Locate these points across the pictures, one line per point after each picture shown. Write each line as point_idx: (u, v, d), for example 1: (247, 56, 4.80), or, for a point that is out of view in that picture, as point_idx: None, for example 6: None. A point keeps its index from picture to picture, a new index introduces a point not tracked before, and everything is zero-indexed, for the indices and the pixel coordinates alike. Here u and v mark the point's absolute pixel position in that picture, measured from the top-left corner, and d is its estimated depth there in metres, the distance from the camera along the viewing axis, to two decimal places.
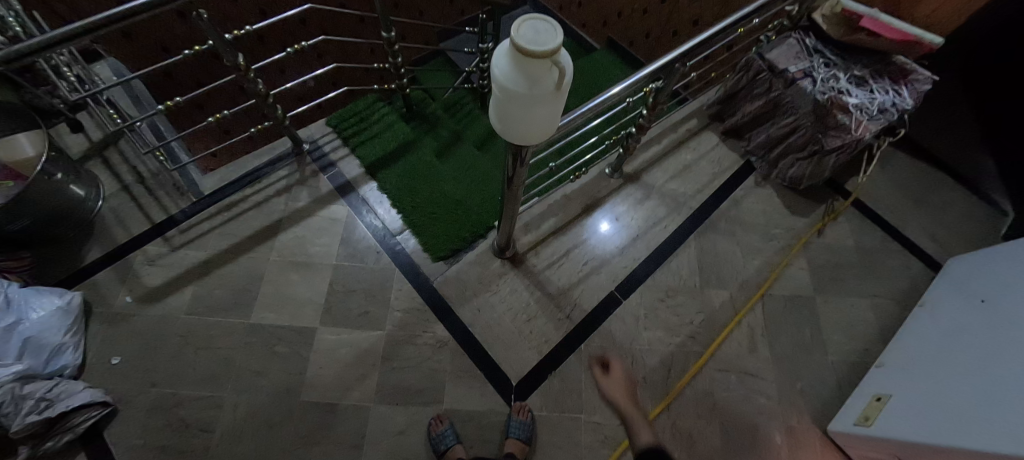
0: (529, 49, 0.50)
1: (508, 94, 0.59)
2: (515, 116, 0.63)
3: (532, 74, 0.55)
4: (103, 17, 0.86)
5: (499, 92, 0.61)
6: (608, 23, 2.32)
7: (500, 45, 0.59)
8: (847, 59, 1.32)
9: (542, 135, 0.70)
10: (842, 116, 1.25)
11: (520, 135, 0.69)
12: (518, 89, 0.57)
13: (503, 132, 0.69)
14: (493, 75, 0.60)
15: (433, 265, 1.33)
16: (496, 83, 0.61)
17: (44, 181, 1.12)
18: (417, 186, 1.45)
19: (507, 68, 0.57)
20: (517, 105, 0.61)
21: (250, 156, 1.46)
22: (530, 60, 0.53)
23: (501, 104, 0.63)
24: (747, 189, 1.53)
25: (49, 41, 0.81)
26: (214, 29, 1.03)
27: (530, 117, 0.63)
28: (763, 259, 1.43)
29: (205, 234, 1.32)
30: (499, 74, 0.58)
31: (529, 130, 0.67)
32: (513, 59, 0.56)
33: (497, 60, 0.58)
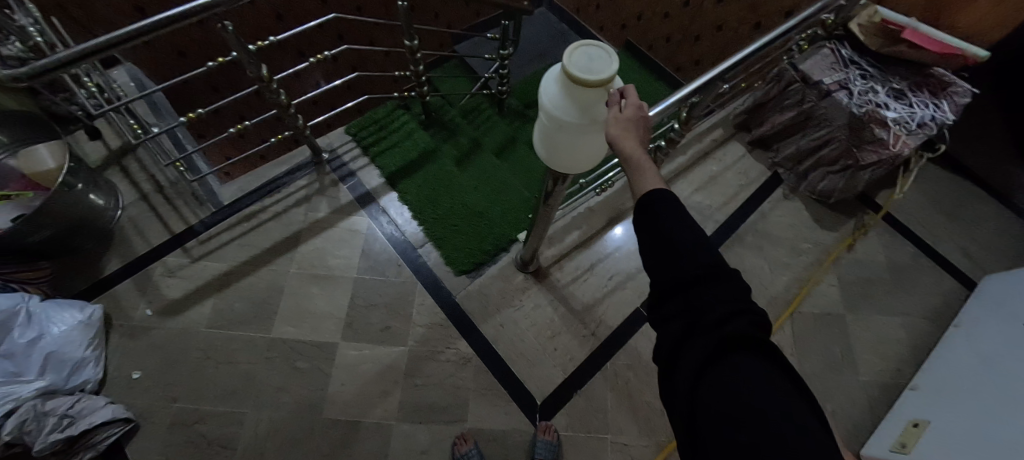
0: (580, 77, 0.47)
1: (555, 121, 0.57)
2: (561, 144, 0.61)
3: (584, 103, 0.53)
4: (128, 30, 0.83)
5: (546, 120, 0.58)
6: (626, 27, 2.26)
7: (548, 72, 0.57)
8: (884, 71, 1.28)
9: (587, 164, 0.67)
10: (878, 130, 1.22)
11: (565, 164, 0.66)
12: (566, 117, 0.55)
13: (547, 160, 0.67)
14: (541, 102, 0.58)
15: (456, 279, 1.30)
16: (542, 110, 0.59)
17: (65, 192, 1.11)
18: (438, 197, 1.42)
19: (557, 99, 0.54)
20: (564, 133, 0.58)
21: (269, 165, 1.43)
22: (580, 87, 0.51)
23: (547, 132, 0.61)
24: (775, 202, 1.49)
25: (74, 56, 0.80)
26: (238, 39, 0.99)
27: (580, 147, 0.61)
28: (792, 275, 1.39)
29: (224, 245, 1.31)
30: (546, 102, 0.56)
31: (574, 159, 0.64)
32: (561, 87, 0.53)
33: (544, 88, 0.55)
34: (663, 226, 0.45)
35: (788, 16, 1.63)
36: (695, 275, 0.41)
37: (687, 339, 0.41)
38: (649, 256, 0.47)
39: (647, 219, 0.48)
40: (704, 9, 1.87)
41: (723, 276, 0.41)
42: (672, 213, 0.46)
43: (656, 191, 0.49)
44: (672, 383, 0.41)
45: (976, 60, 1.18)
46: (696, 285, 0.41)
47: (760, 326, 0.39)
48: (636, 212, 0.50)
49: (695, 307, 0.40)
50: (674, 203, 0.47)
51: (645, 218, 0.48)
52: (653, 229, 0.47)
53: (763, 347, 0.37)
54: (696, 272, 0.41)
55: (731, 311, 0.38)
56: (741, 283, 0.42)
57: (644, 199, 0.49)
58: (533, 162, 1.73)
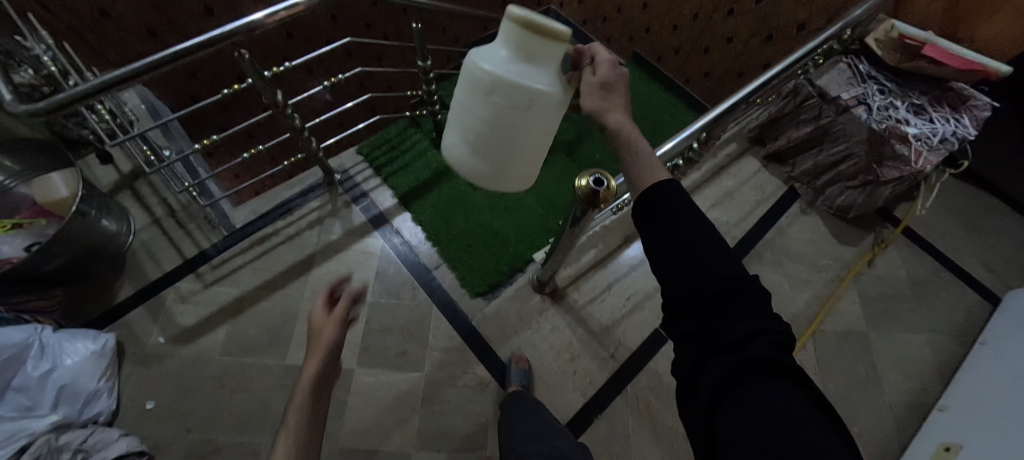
0: (544, 25, 0.56)
1: (518, 100, 0.63)
2: (519, 133, 0.68)
3: (536, 71, 0.62)
4: (145, 61, 0.82)
5: (503, 107, 0.65)
6: (634, 39, 2.25)
7: (476, 63, 0.64)
8: (904, 86, 1.26)
9: (531, 171, 0.76)
10: (899, 146, 1.20)
11: (507, 164, 0.72)
12: (534, 91, 0.62)
13: (489, 159, 0.72)
14: (490, 90, 0.64)
15: (472, 302, 1.29)
16: (491, 100, 0.65)
17: (79, 220, 1.09)
18: (452, 217, 1.41)
19: (510, 70, 0.62)
20: (528, 116, 0.65)
21: (281, 187, 1.43)
22: (543, 55, 0.61)
23: (500, 125, 0.67)
24: (792, 217, 1.47)
25: (92, 89, 0.78)
26: (255, 67, 0.98)
27: (528, 131, 0.68)
28: (813, 293, 1.36)
29: (237, 270, 1.29)
30: (503, 82, 0.62)
31: (527, 155, 0.72)
32: (518, 63, 0.62)
33: (491, 70, 0.62)
34: (680, 234, 0.46)
35: (801, 29, 1.62)
36: (716, 292, 0.42)
37: (708, 357, 0.41)
38: (663, 264, 0.47)
39: (655, 224, 0.48)
40: (714, 22, 1.86)
41: (744, 293, 0.42)
42: (685, 219, 0.46)
43: (667, 193, 0.49)
44: (692, 397, 0.42)
45: (998, 74, 1.15)
46: (716, 304, 0.42)
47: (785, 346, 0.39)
48: (641, 205, 0.51)
49: (714, 325, 0.41)
50: (688, 209, 0.47)
51: (658, 223, 0.48)
52: (661, 234, 0.47)
53: (785, 367, 0.37)
54: (718, 288, 0.42)
55: (752, 332, 0.39)
56: (762, 294, 0.42)
57: (655, 201, 0.49)
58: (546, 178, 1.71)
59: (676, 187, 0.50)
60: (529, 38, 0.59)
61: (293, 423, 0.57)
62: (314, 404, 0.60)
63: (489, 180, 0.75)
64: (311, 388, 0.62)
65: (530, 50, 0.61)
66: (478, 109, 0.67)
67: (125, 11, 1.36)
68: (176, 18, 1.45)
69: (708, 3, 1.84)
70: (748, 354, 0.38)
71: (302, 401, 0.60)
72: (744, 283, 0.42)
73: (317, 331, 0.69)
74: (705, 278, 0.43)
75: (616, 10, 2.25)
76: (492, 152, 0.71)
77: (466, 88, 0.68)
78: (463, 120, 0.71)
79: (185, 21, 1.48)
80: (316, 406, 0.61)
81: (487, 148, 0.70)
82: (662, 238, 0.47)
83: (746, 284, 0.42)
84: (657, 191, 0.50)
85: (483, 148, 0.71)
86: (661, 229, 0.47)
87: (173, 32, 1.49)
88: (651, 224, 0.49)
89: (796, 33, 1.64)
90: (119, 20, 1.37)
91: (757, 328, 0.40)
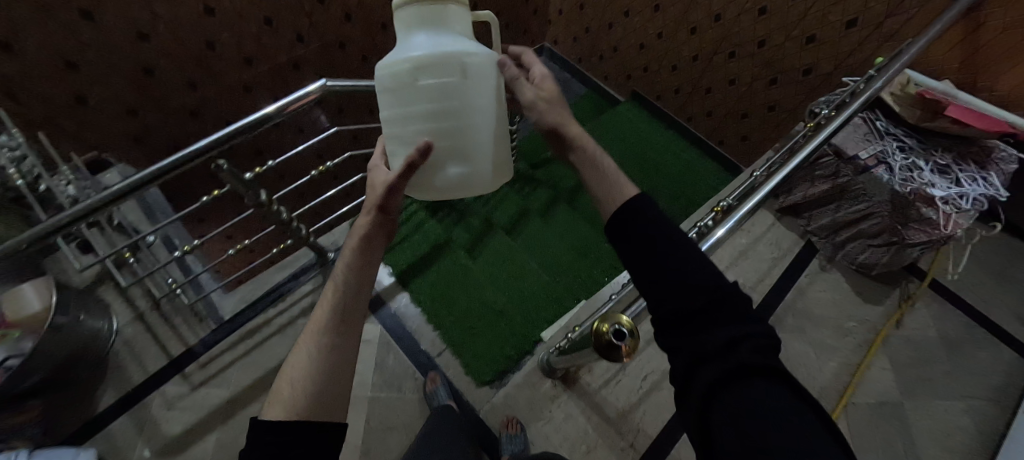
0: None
1: (453, 73, 0.62)
2: (469, 113, 0.65)
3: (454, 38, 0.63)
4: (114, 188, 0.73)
5: (441, 89, 0.62)
6: (632, 77, 2.20)
7: (388, 61, 0.63)
8: (926, 143, 1.19)
9: (504, 159, 0.72)
10: (926, 209, 1.13)
11: (476, 148, 0.67)
12: (465, 53, 0.62)
13: (457, 149, 0.66)
14: (418, 77, 0.61)
15: (478, 392, 1.22)
16: (424, 89, 0.62)
17: (59, 331, 1.01)
18: (454, 296, 1.34)
19: (432, 44, 0.61)
20: (471, 91, 0.64)
21: (271, 270, 1.36)
22: (454, 25, 0.63)
23: (445, 112, 0.63)
24: (812, 275, 1.40)
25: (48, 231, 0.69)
26: (234, 172, 0.91)
27: (478, 99, 0.65)
28: (840, 361, 1.28)
29: (226, 368, 1.22)
30: (430, 61, 0.61)
31: (490, 137, 0.68)
32: (435, 40, 0.62)
33: (409, 56, 0.60)
34: (669, 258, 0.59)
35: (808, 73, 1.54)
36: (707, 303, 0.55)
37: (700, 363, 0.52)
38: (654, 282, 0.60)
39: (645, 246, 0.62)
40: (715, 63, 1.80)
41: (730, 301, 0.56)
42: (671, 239, 0.61)
43: (648, 213, 0.64)
44: (687, 399, 0.52)
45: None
46: (707, 315, 0.55)
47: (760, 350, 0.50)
48: (621, 223, 0.65)
49: (707, 336, 0.53)
50: (671, 230, 0.62)
51: (652, 249, 0.61)
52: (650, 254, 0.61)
53: (768, 370, 0.48)
54: (708, 300, 0.55)
55: (737, 336, 0.51)
56: (736, 307, 0.55)
57: (643, 225, 0.63)
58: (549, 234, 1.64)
59: (651, 208, 0.65)
60: (433, 11, 0.61)
61: (319, 331, 0.57)
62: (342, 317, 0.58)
63: (462, 180, 0.68)
64: (338, 302, 0.59)
65: (438, 23, 0.62)
66: (416, 106, 0.63)
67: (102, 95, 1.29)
68: (158, 94, 1.39)
69: (708, 46, 1.78)
70: (735, 353, 0.50)
71: (330, 312, 0.58)
72: (726, 292, 0.56)
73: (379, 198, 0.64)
74: (699, 292, 0.56)
75: (613, 50, 2.21)
76: (450, 149, 0.66)
77: (390, 96, 0.64)
78: (400, 130, 0.66)
79: (169, 98, 1.42)
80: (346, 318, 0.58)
81: (443, 145, 0.65)
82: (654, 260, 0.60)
83: (728, 293, 0.56)
84: (640, 212, 0.64)
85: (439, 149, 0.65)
86: (652, 251, 0.61)
87: (157, 110, 1.42)
88: (635, 249, 0.62)
89: (802, 77, 1.56)
90: (97, 104, 1.30)
91: (742, 329, 0.52)
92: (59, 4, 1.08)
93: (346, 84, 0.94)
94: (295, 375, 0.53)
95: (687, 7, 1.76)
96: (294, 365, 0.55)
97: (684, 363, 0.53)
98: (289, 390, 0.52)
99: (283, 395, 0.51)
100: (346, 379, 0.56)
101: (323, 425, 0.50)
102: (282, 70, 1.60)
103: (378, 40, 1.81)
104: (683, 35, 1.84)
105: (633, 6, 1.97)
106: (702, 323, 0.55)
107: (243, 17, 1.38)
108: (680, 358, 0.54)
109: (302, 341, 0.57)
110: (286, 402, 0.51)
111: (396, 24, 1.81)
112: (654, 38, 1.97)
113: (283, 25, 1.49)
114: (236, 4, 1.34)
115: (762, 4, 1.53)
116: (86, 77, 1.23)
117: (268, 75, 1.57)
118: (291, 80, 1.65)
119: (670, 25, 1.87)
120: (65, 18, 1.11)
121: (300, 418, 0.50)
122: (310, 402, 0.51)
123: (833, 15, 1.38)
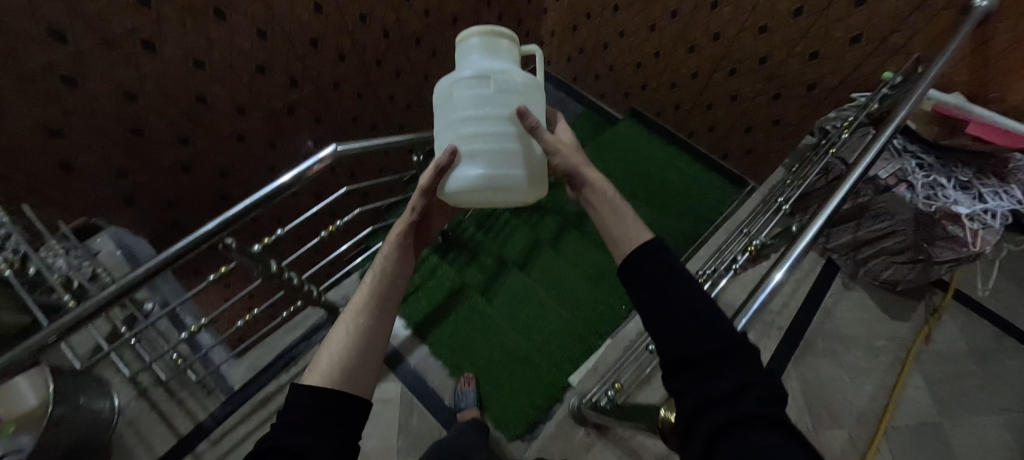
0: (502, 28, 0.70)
1: (499, 90, 0.69)
2: (501, 128, 0.70)
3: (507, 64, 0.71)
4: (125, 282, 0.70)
5: (477, 103, 0.69)
6: (630, 95, 2.21)
7: (441, 80, 0.72)
8: (946, 160, 1.16)
9: (536, 178, 0.74)
10: (953, 227, 1.10)
11: (510, 163, 0.71)
12: (513, 77, 0.69)
13: (493, 160, 0.70)
14: (459, 92, 0.69)
15: (509, 446, 1.16)
16: (463, 103, 0.69)
17: (63, 421, 0.93)
18: (476, 345, 1.31)
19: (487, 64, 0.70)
20: (505, 108, 0.69)
21: (281, 331, 1.36)
22: (502, 56, 0.71)
23: (478, 124, 0.69)
24: (837, 295, 1.38)
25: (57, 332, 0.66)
26: (244, 248, 0.87)
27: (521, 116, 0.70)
28: (876, 383, 1.25)
29: (242, 442, 1.16)
30: (483, 77, 0.69)
31: (524, 156, 0.72)
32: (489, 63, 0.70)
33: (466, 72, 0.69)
34: (677, 299, 0.57)
35: (812, 88, 1.52)
36: (716, 351, 0.52)
37: (703, 409, 0.49)
38: (663, 322, 0.57)
39: (656, 282, 0.59)
40: (716, 80, 1.79)
41: (737, 342, 0.52)
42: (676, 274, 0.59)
43: (659, 253, 0.61)
44: (689, 443, 0.49)
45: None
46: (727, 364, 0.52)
47: (771, 400, 0.47)
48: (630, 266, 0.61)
49: (715, 383, 0.50)
50: (676, 266, 0.60)
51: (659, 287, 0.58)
52: (658, 289, 0.58)
53: (774, 419, 0.45)
54: (717, 349, 0.52)
55: (747, 382, 0.48)
56: (748, 356, 0.52)
57: (649, 266, 0.60)
58: (564, 266, 1.58)
59: (661, 250, 0.62)
60: (493, 41, 0.71)
61: (358, 313, 0.65)
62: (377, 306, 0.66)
63: (487, 192, 0.71)
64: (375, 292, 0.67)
65: (496, 51, 0.71)
66: (464, 115, 0.70)
67: (90, 160, 1.22)
68: (147, 153, 1.31)
69: (707, 63, 1.77)
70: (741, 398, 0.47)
71: (369, 300, 0.67)
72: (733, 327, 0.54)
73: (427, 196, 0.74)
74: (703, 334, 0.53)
75: (609, 69, 2.22)
76: (479, 159, 0.70)
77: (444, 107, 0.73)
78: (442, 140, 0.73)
79: (160, 155, 1.35)
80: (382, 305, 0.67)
81: (472, 155, 0.70)
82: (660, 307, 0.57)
83: (733, 333, 0.53)
84: (647, 254, 0.61)
85: (470, 158, 0.70)
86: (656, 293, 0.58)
87: (147, 168, 1.35)
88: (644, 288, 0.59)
89: (807, 92, 1.54)
90: (83, 169, 1.22)
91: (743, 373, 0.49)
92: (38, 74, 1.01)
93: (357, 148, 0.93)
94: (333, 350, 0.62)
95: (684, 27, 1.76)
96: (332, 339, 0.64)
97: (689, 405, 0.50)
98: (327, 362, 0.61)
99: (321, 366, 0.60)
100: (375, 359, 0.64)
101: (349, 395, 0.58)
102: (278, 116, 1.54)
103: (373, 77, 1.76)
104: (681, 54, 1.84)
105: (628, 27, 1.98)
106: (707, 367, 0.52)
107: (233, 68, 1.32)
108: (685, 402, 0.51)
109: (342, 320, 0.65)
110: (323, 372, 0.60)
111: (391, 60, 1.77)
112: (652, 57, 1.97)
113: (277, 71, 1.43)
114: (226, 55, 1.28)
115: (762, 23, 1.52)
116: (70, 143, 1.16)
117: (263, 121, 1.51)
118: (287, 126, 1.60)
119: (668, 44, 1.86)
120: (45, 86, 1.04)
121: (334, 387, 0.58)
122: (342, 375, 0.60)
123: (837, 31, 1.36)
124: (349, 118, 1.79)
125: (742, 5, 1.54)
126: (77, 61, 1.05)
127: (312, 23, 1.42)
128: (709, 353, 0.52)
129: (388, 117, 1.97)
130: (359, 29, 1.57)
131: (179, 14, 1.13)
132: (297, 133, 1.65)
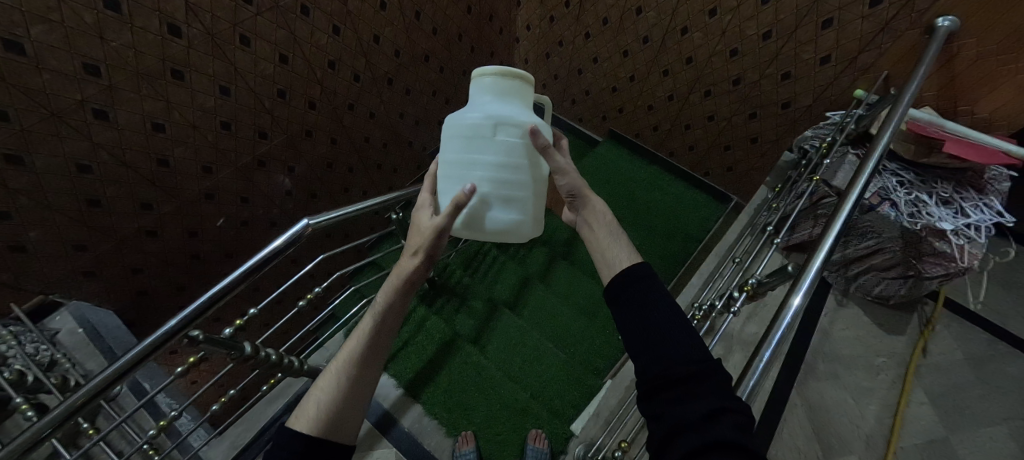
0: (520, 70, 0.74)
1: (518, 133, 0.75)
2: (512, 171, 0.76)
3: (522, 106, 0.76)
4: (90, 388, 0.66)
5: (491, 148, 0.75)
6: (608, 118, 2.22)
7: (456, 116, 0.77)
8: (925, 177, 1.13)
9: (538, 220, 0.83)
10: (939, 243, 1.07)
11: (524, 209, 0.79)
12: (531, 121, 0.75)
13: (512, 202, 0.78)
14: (488, 133, 0.74)
15: None
16: (480, 146, 0.75)
17: None
18: (472, 401, 1.25)
19: (502, 105, 0.75)
20: (518, 155, 0.75)
21: (263, 403, 1.30)
22: (520, 101, 0.77)
23: (491, 163, 0.75)
24: (831, 315, 1.32)
25: None
26: (212, 337, 0.84)
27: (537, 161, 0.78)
28: (880, 403, 1.19)
29: None
30: (503, 121, 0.74)
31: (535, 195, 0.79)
32: (503, 104, 0.75)
33: (488, 113, 0.74)
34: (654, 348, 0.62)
35: (786, 106, 1.53)
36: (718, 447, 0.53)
37: (675, 431, 0.55)
38: (648, 385, 0.60)
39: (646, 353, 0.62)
40: (692, 102, 1.80)
41: (712, 386, 0.56)
42: (660, 334, 0.63)
43: (635, 306, 0.66)
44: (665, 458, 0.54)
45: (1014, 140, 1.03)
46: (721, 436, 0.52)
47: (744, 425, 0.52)
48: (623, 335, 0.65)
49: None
50: (654, 334, 0.63)
51: (640, 336, 0.64)
52: (640, 335, 0.64)
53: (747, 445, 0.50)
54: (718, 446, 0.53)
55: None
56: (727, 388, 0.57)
57: (630, 322, 0.66)
58: (555, 305, 1.53)
59: (637, 313, 0.65)
60: (509, 80, 0.75)
61: (347, 362, 0.70)
62: (365, 361, 0.70)
63: (507, 232, 0.79)
64: (365, 347, 0.71)
65: (507, 92, 0.76)
66: (484, 155, 0.75)
67: (41, 236, 1.13)
68: (105, 224, 1.22)
69: (683, 85, 1.78)
70: (716, 425, 0.52)
71: (358, 351, 0.70)
72: (706, 368, 0.58)
73: (411, 245, 0.74)
74: (688, 389, 0.57)
75: (585, 93, 2.23)
76: (501, 202, 0.77)
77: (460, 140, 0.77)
78: (454, 175, 0.78)
79: (120, 224, 1.25)
80: (374, 351, 0.71)
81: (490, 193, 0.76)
82: (664, 377, 0.59)
83: (716, 387, 0.56)
84: (632, 315, 0.66)
85: (492, 202, 0.77)
86: (648, 349, 0.62)
87: (104, 238, 1.25)
88: (632, 341, 0.65)
89: (782, 111, 1.55)
90: (35, 247, 1.13)
91: (713, 402, 0.54)
92: None
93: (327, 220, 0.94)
94: (319, 399, 0.67)
95: (657, 51, 1.77)
96: (320, 387, 0.68)
97: (662, 431, 0.56)
98: (313, 409, 0.66)
99: (308, 413, 0.65)
100: (359, 413, 0.69)
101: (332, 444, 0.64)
102: (246, 169, 1.47)
103: (346, 121, 1.71)
104: (657, 77, 1.85)
105: (601, 53, 2.00)
106: (678, 396, 0.57)
107: (197, 127, 1.26)
108: (659, 426, 0.57)
109: (332, 367, 0.70)
110: (310, 418, 0.65)
111: (364, 103, 1.74)
112: (627, 80, 1.98)
113: (243, 126, 1.38)
114: (187, 115, 1.23)
115: (733, 47, 1.54)
116: (21, 223, 1.08)
117: (230, 175, 1.43)
118: (256, 179, 1.53)
119: (642, 68, 1.87)
120: None
121: (322, 435, 0.64)
122: (328, 423, 0.65)
123: (806, 53, 1.38)
124: (323, 164, 1.74)
125: (710, 30, 1.56)
126: (23, 140, 0.99)
127: (277, 75, 1.38)
128: (700, 418, 0.53)
129: (365, 159, 1.93)
130: (327, 76, 1.53)
131: (134, 80, 1.08)
132: (269, 184, 1.58)
